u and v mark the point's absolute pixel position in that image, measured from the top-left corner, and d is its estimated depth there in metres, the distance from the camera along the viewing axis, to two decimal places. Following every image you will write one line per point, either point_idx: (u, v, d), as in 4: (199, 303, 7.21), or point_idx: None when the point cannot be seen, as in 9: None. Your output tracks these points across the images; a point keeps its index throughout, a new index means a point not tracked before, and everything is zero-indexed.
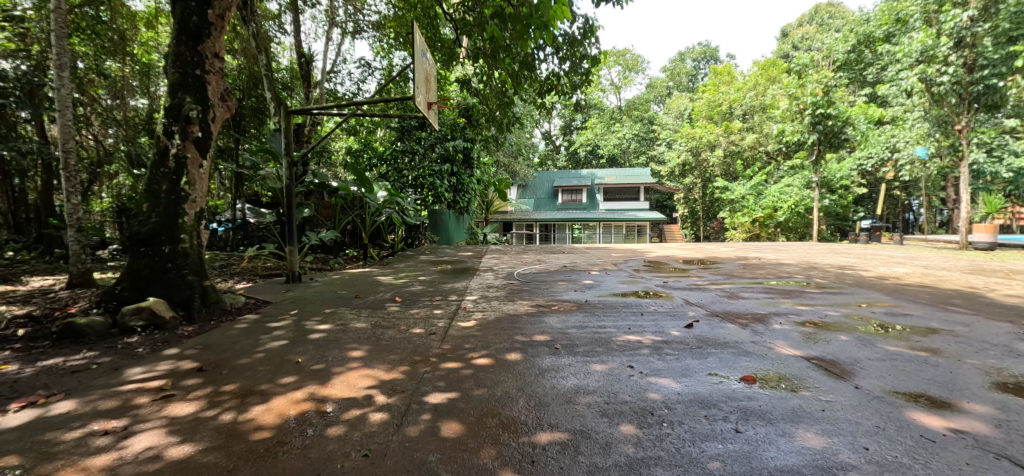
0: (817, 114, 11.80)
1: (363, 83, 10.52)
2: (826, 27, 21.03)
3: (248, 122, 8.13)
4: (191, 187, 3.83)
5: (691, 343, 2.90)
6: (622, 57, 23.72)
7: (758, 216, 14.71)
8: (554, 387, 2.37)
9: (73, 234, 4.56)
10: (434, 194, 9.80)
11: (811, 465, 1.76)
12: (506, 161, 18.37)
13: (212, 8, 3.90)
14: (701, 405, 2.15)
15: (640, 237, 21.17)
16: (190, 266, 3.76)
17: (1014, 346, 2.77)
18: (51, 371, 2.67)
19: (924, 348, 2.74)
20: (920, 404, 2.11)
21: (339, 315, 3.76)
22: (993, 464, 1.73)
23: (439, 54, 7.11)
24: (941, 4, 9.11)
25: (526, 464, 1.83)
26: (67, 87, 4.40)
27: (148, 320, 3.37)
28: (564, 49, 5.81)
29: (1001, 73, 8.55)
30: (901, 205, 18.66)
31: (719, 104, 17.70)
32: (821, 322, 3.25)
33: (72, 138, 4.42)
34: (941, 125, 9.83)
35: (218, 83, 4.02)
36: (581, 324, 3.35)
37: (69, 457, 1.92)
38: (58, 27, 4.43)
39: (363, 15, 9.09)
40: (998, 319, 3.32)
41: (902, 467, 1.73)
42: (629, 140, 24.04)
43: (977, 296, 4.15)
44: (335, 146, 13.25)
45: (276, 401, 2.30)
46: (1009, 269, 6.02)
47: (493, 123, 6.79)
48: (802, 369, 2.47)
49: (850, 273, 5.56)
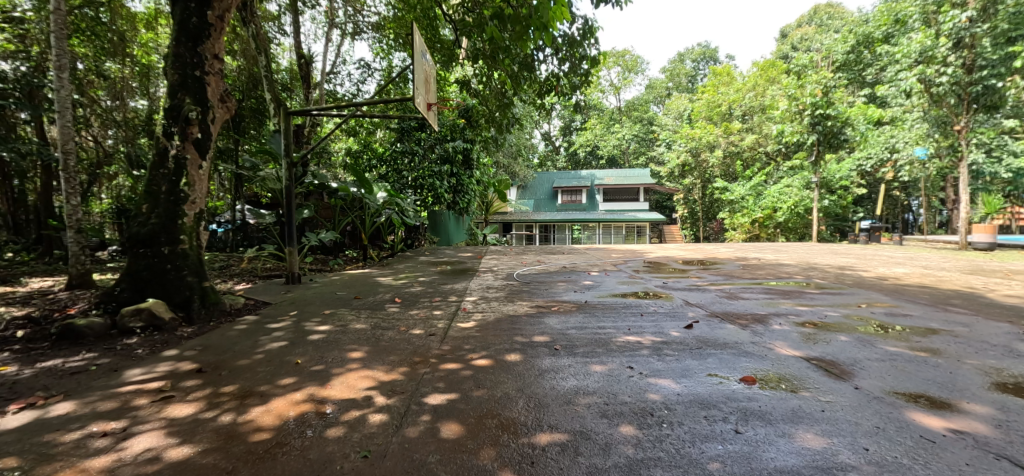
0: (816, 114, 11.80)
1: (362, 84, 10.52)
2: (825, 27, 21.06)
3: (248, 123, 8.13)
4: (191, 188, 3.83)
5: (691, 343, 2.91)
6: (622, 57, 23.74)
7: (758, 217, 14.73)
8: (554, 387, 2.37)
9: (73, 235, 4.56)
10: (433, 194, 9.82)
11: (811, 465, 1.76)
12: (506, 162, 18.38)
13: (212, 9, 3.90)
14: (701, 405, 2.15)
15: (640, 238, 21.18)
16: (190, 267, 3.76)
17: (1014, 346, 2.77)
18: (50, 373, 2.67)
19: (924, 348, 2.74)
20: (920, 405, 2.11)
21: (339, 315, 3.76)
22: (993, 464, 1.73)
23: (439, 54, 7.12)
24: (940, 4, 9.11)
25: (525, 465, 1.83)
26: (67, 88, 4.40)
27: (147, 321, 3.36)
28: (564, 50, 5.81)
29: (1001, 74, 8.54)
30: (900, 206, 18.67)
31: (718, 105, 17.70)
32: (821, 323, 3.26)
33: (72, 140, 4.41)
34: (940, 125, 9.83)
35: (218, 84, 4.02)
36: (581, 325, 3.35)
37: (68, 458, 1.92)
38: (58, 28, 4.42)
39: (363, 16, 9.10)
40: (998, 319, 3.33)
41: (902, 468, 1.73)
42: (628, 140, 24.05)
43: (977, 296, 4.16)
44: (335, 147, 13.26)
45: (275, 402, 2.30)
46: (1008, 269, 6.03)
47: (493, 124, 6.79)
48: (802, 369, 2.47)
49: (850, 273, 5.56)
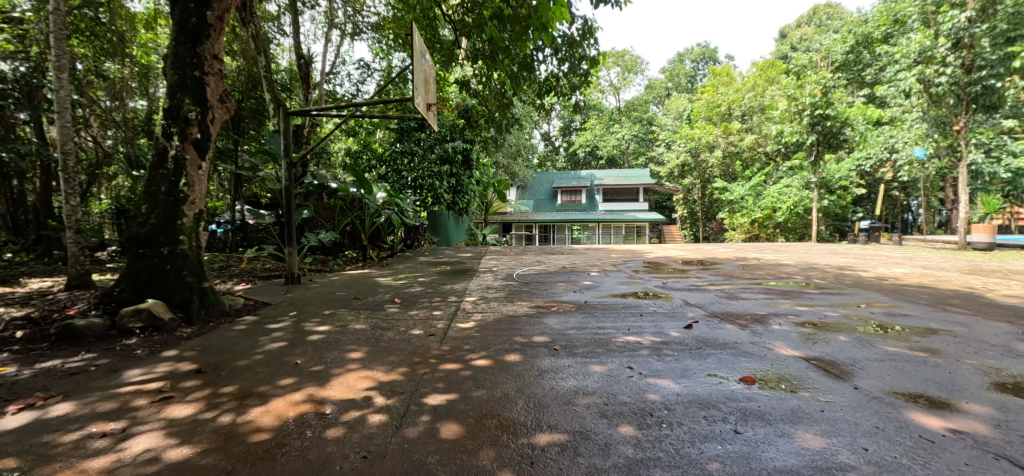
0: (816, 114, 11.80)
1: (362, 85, 10.52)
2: (824, 28, 21.08)
3: (247, 124, 8.13)
4: (190, 188, 3.82)
5: (691, 343, 2.91)
6: (621, 58, 23.76)
7: (757, 217, 14.73)
8: (554, 388, 2.37)
9: (72, 236, 4.55)
10: (433, 194, 9.82)
11: (811, 466, 1.76)
12: (506, 162, 18.38)
13: (211, 9, 3.90)
14: (700, 406, 2.15)
15: (640, 238, 21.19)
16: (189, 267, 3.76)
17: (1013, 345, 2.77)
18: (49, 373, 2.67)
19: (923, 348, 2.74)
20: (920, 405, 2.11)
21: (339, 316, 3.76)
22: (993, 464, 1.73)
23: (438, 55, 7.12)
24: (939, 5, 9.12)
25: (525, 465, 1.83)
26: (66, 88, 4.40)
27: (146, 321, 3.36)
28: (564, 50, 5.80)
29: (999, 74, 8.55)
30: (899, 206, 18.68)
31: (718, 105, 17.69)
32: (821, 323, 3.25)
33: (71, 140, 4.39)
34: (939, 125, 9.83)
35: (218, 84, 4.02)
36: (581, 325, 3.35)
37: (67, 459, 1.92)
38: (58, 28, 4.42)
39: (362, 17, 9.10)
40: (997, 319, 3.33)
41: (901, 468, 1.74)
42: (628, 141, 24.06)
43: (976, 296, 4.16)
44: (335, 147, 13.26)
45: (274, 402, 2.30)
46: (1007, 269, 6.03)
47: (492, 124, 6.79)
48: (801, 369, 2.48)
49: (849, 273, 5.56)
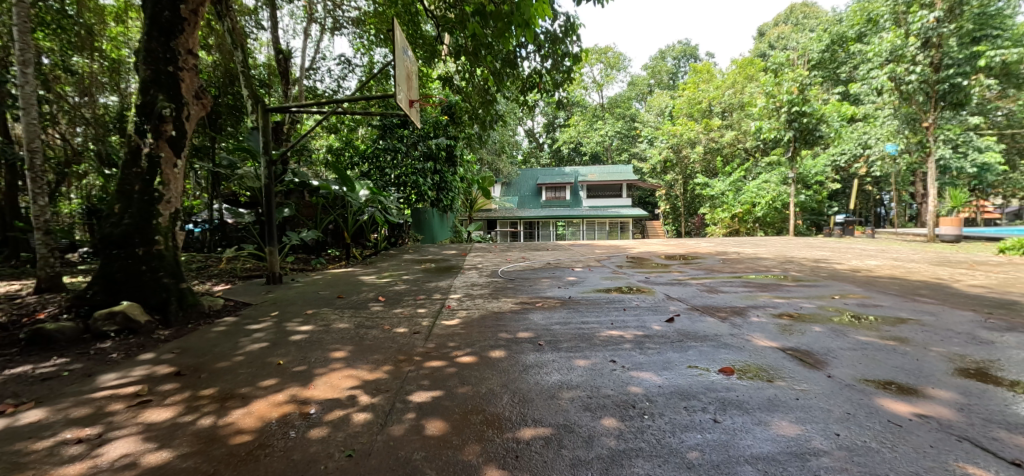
0: (793, 111, 12.04)
1: (343, 81, 10.40)
2: (801, 26, 21.58)
3: (224, 120, 7.92)
4: (166, 187, 3.77)
5: (672, 336, 2.96)
6: (604, 54, 23.90)
7: (737, 212, 14.98)
8: (538, 383, 2.40)
9: (40, 237, 4.41)
10: (417, 191, 9.77)
11: (786, 451, 1.82)
12: (489, 159, 18.50)
13: (184, 2, 3.80)
14: (681, 397, 2.20)
15: (623, 233, 21.45)
16: (166, 267, 3.70)
17: (976, 333, 2.89)
18: (19, 380, 2.61)
19: (892, 337, 2.84)
20: (890, 391, 2.19)
21: (321, 315, 3.71)
22: (956, 446, 1.80)
23: (421, 50, 7.28)
24: (909, 5, 9.35)
25: (510, 459, 1.86)
26: (30, 84, 4.22)
27: (121, 324, 3.29)
28: (546, 46, 5.84)
29: (965, 72, 8.95)
30: (872, 199, 19.27)
31: (699, 101, 17.98)
32: (797, 315, 3.34)
33: (38, 137, 4.22)
34: (909, 122, 10.01)
35: (192, 80, 3.95)
36: (564, 321, 3.39)
37: (40, 466, 1.89)
38: (21, 21, 4.21)
39: (342, 12, 8.98)
40: (962, 308, 3.45)
41: (869, 451, 1.80)
42: (610, 137, 24.14)
43: (944, 286, 4.31)
44: (317, 144, 13.23)
45: (256, 404, 2.28)
46: (975, 260, 6.25)
47: (475, 121, 6.77)
48: (778, 360, 2.54)
49: (825, 265, 5.70)
